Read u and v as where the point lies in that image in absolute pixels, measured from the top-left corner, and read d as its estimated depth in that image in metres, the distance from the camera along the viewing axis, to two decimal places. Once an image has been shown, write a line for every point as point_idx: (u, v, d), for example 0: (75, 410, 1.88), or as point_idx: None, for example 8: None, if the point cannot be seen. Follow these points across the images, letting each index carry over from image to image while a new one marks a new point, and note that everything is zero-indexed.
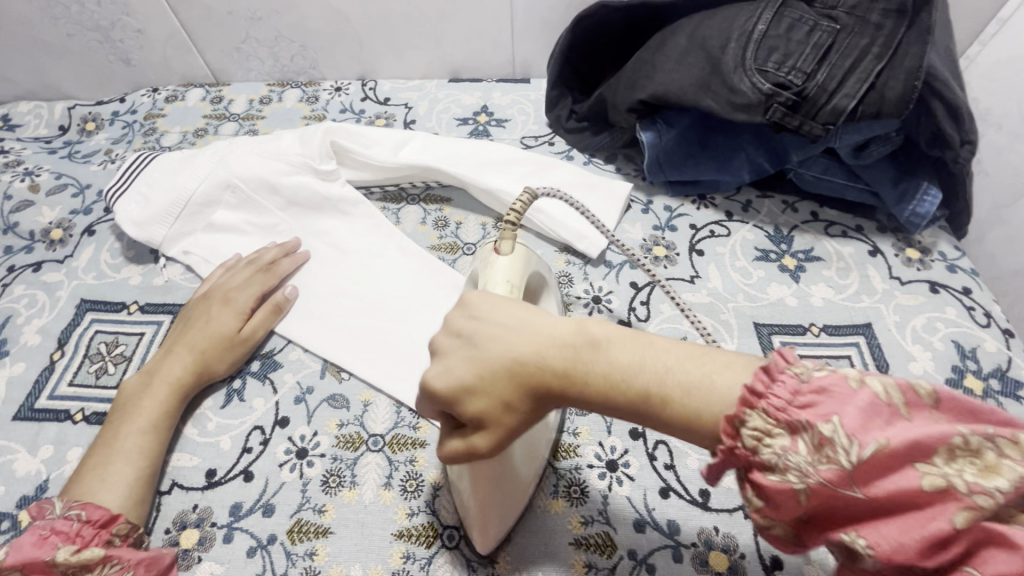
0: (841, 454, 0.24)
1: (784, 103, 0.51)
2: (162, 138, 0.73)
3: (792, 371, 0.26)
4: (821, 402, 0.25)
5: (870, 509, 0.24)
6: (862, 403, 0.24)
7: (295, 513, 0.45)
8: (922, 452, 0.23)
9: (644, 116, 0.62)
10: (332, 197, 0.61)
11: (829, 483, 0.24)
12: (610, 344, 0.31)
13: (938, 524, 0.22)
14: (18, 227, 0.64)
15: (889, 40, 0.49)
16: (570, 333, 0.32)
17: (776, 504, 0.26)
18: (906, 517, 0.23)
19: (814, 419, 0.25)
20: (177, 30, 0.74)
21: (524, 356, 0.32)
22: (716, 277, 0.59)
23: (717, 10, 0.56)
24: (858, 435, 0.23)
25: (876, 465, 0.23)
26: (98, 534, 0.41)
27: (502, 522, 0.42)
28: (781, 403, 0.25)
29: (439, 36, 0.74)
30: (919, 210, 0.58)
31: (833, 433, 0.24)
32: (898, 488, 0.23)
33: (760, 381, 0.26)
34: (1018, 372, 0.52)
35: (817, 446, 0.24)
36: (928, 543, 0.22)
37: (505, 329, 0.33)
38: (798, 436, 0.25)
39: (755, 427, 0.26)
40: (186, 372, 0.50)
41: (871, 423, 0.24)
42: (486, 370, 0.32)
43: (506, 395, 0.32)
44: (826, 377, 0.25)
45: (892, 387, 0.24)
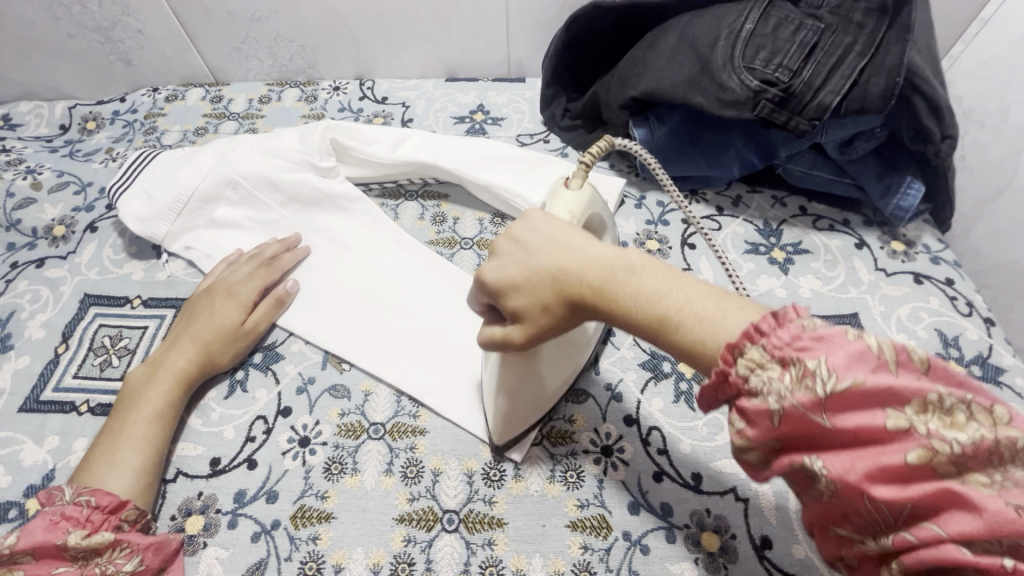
0: (820, 385, 0.25)
1: (772, 99, 0.53)
2: (162, 137, 0.74)
3: (799, 321, 0.27)
4: (817, 346, 0.26)
5: (836, 439, 0.25)
6: (853, 349, 0.25)
7: (298, 500, 0.46)
8: (895, 398, 0.24)
9: (636, 113, 0.63)
10: (332, 193, 0.62)
11: (802, 408, 0.25)
12: (642, 273, 0.33)
13: (893, 460, 0.23)
14: (20, 224, 0.65)
15: (871, 37, 0.50)
16: (611, 257, 0.34)
17: (753, 424, 0.27)
18: (865, 450, 0.24)
19: (804, 354, 0.26)
20: (177, 30, 0.75)
21: (565, 269, 0.35)
22: (708, 270, 0.60)
23: (706, 9, 0.57)
24: (839, 371, 0.24)
25: (850, 400, 0.24)
26: (107, 519, 0.42)
27: (520, 425, 0.47)
28: (780, 342, 0.26)
29: (435, 36, 0.75)
30: (903, 204, 0.59)
31: (818, 367, 0.25)
32: (866, 424, 0.24)
33: (766, 322, 0.27)
34: (998, 359, 0.53)
35: (801, 378, 0.25)
36: (882, 475, 0.24)
37: (556, 242, 0.36)
38: (787, 368, 0.26)
39: (750, 358, 0.27)
40: (190, 363, 0.51)
41: (856, 365, 0.24)
42: (531, 273, 0.35)
43: (543, 298, 0.35)
44: (829, 328, 0.26)
45: (887, 343, 0.25)
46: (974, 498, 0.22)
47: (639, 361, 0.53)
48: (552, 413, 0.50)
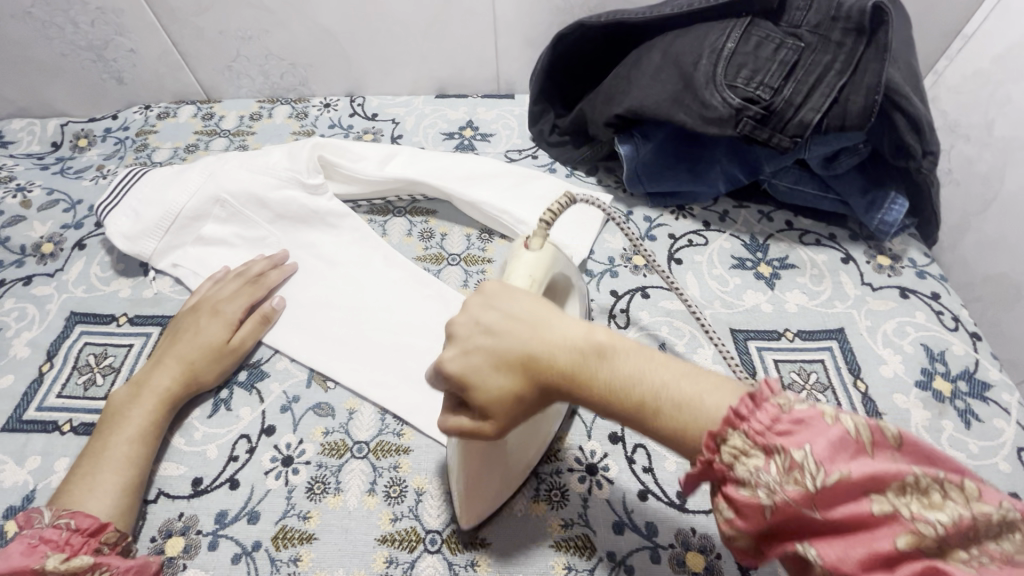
0: (807, 475, 0.25)
1: (754, 116, 0.53)
2: (153, 154, 0.75)
3: (776, 400, 0.27)
4: (796, 431, 0.26)
5: (825, 529, 0.25)
6: (832, 435, 0.25)
7: (280, 520, 0.46)
8: (879, 485, 0.24)
9: (622, 130, 0.64)
10: (320, 210, 0.63)
11: (791, 500, 0.25)
12: (612, 355, 0.33)
13: (884, 548, 0.23)
14: (9, 241, 0.65)
15: (850, 56, 0.51)
16: (581, 339, 0.34)
17: (743, 516, 0.27)
18: (857, 537, 0.24)
19: (788, 443, 0.26)
20: (169, 49, 0.76)
21: (535, 354, 0.34)
22: (694, 285, 0.60)
23: (689, 28, 0.58)
24: (824, 462, 0.25)
25: (838, 491, 0.24)
26: (87, 543, 0.42)
27: (489, 502, 0.44)
28: (761, 427, 0.27)
29: (425, 53, 0.76)
30: (888, 218, 0.60)
31: (804, 459, 0.25)
32: (854, 513, 0.24)
33: (744, 406, 0.28)
34: (985, 374, 0.53)
35: (787, 468, 0.26)
36: (876, 564, 0.24)
37: (520, 321, 0.35)
38: (772, 458, 0.26)
39: (734, 446, 0.27)
40: (174, 382, 0.50)
41: (838, 454, 0.25)
42: (501, 363, 0.34)
43: (514, 387, 0.34)
44: (805, 411, 0.26)
45: (861, 425, 0.25)
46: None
47: None
48: None
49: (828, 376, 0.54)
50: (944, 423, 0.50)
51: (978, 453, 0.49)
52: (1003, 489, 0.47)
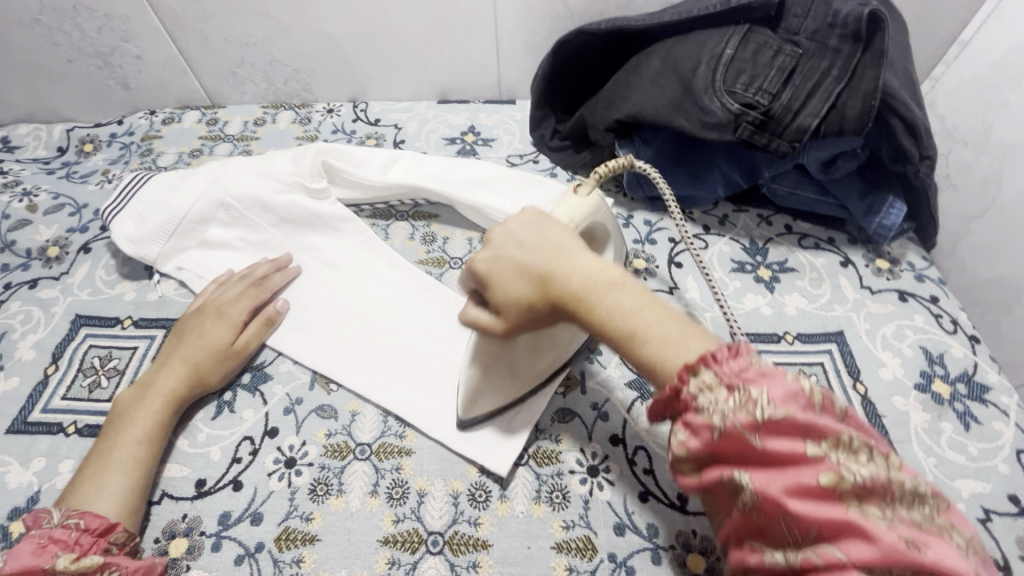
0: (760, 410, 0.28)
1: (752, 122, 0.54)
2: (158, 158, 0.76)
3: (748, 355, 0.30)
4: (760, 378, 0.29)
5: (761, 459, 0.28)
6: (790, 387, 0.28)
7: (283, 522, 0.46)
8: (816, 433, 0.27)
9: (621, 135, 0.65)
10: (323, 214, 0.63)
11: (740, 426, 0.28)
12: (618, 291, 0.35)
13: (808, 484, 0.27)
14: (15, 245, 0.66)
15: (847, 62, 0.52)
16: (594, 269, 0.36)
17: (694, 436, 0.30)
18: (784, 471, 0.28)
19: (750, 384, 0.29)
20: (174, 56, 0.77)
21: (549, 272, 0.37)
22: (694, 288, 0.61)
23: (688, 35, 0.59)
24: (778, 404, 0.28)
25: (782, 428, 0.28)
26: (96, 543, 0.42)
27: (491, 401, 0.49)
28: (729, 370, 0.30)
29: (427, 60, 0.77)
30: (886, 222, 0.60)
31: (761, 397, 0.28)
32: (790, 451, 0.27)
33: (721, 352, 0.30)
34: (984, 376, 0.54)
35: (743, 403, 0.29)
36: (798, 495, 0.27)
37: (547, 244, 0.38)
38: (733, 393, 0.29)
39: (703, 380, 0.30)
40: (180, 383, 0.51)
41: (791, 401, 0.28)
42: (522, 273, 0.38)
43: (525, 297, 0.38)
44: (772, 367, 0.30)
45: (817, 389, 0.29)
46: (871, 530, 0.25)
47: (625, 380, 0.53)
48: (537, 433, 0.50)
49: (828, 379, 0.54)
50: (943, 425, 0.51)
51: (977, 456, 0.49)
52: (1003, 491, 0.47)
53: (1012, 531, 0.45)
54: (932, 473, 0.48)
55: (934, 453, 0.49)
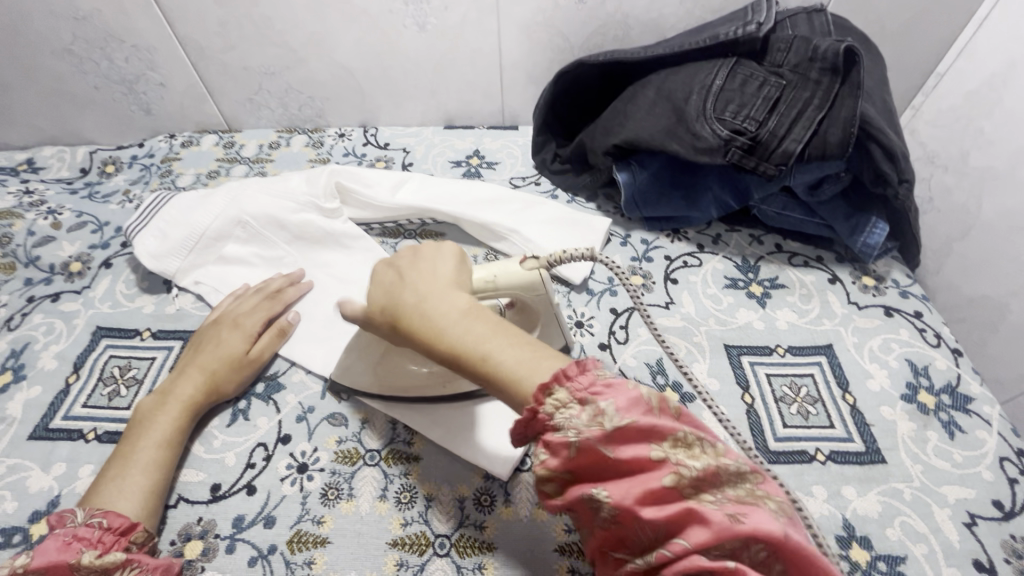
0: (609, 422, 0.30)
1: (741, 146, 0.58)
2: (177, 179, 0.79)
3: (596, 370, 0.32)
4: (606, 389, 0.31)
5: (614, 470, 0.30)
6: (632, 395, 0.30)
7: (295, 525, 0.48)
8: (658, 435, 0.30)
9: (619, 158, 0.68)
10: (335, 232, 0.66)
11: (595, 442, 0.30)
12: (468, 317, 0.37)
13: (655, 486, 0.29)
14: (39, 260, 0.68)
15: (827, 92, 0.56)
16: (457, 300, 0.38)
17: (555, 456, 0.32)
18: (637, 478, 0.30)
19: (598, 397, 0.31)
20: (196, 83, 0.81)
21: (417, 297, 0.39)
22: (690, 303, 0.64)
23: (681, 66, 0.63)
24: (624, 413, 0.30)
25: (628, 437, 0.30)
26: (117, 541, 0.43)
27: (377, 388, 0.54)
28: (581, 385, 0.31)
29: (435, 88, 0.81)
30: (869, 241, 0.63)
31: (608, 408, 0.30)
32: (639, 456, 0.30)
33: (573, 369, 0.32)
34: (967, 388, 0.56)
35: (594, 416, 0.30)
36: (648, 500, 0.29)
37: (426, 273, 0.41)
38: (584, 407, 0.31)
39: (557, 399, 0.31)
40: (197, 390, 0.53)
41: (634, 408, 0.30)
42: (395, 291, 0.41)
43: (391, 311, 0.41)
44: (616, 378, 0.31)
45: (655, 393, 0.31)
46: (705, 514, 0.28)
47: None
48: None
49: (818, 390, 0.57)
50: (929, 433, 0.53)
51: (962, 463, 0.51)
52: (987, 497, 0.49)
53: (997, 534, 0.47)
54: (919, 480, 0.50)
55: (921, 460, 0.51)
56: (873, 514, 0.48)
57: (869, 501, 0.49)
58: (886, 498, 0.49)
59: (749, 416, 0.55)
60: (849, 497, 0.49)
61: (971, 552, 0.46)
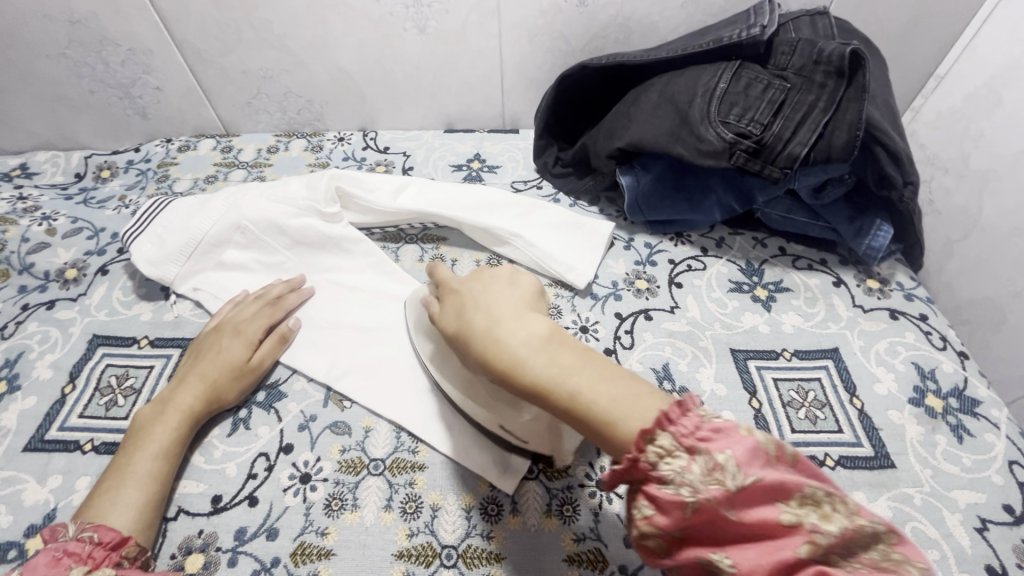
0: (730, 480, 0.29)
1: (746, 149, 0.57)
2: (174, 184, 0.78)
3: (698, 412, 0.32)
4: (716, 438, 0.31)
5: (737, 533, 0.30)
6: (749, 445, 0.30)
7: (298, 536, 0.47)
8: (785, 494, 0.29)
9: (622, 162, 0.68)
10: (336, 237, 0.66)
11: (715, 502, 0.30)
12: (551, 350, 0.39)
13: (787, 554, 0.29)
14: (33, 267, 0.67)
15: (832, 96, 0.55)
16: (533, 332, 0.40)
17: (663, 513, 0.32)
18: (764, 544, 0.30)
19: (711, 448, 0.30)
20: (193, 87, 0.80)
21: (488, 325, 0.42)
22: (695, 307, 0.63)
23: (684, 70, 0.63)
24: (744, 467, 0.29)
25: (752, 497, 0.29)
26: (108, 556, 0.42)
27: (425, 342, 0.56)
28: (686, 431, 0.31)
29: (435, 92, 0.80)
30: (874, 244, 0.63)
31: (725, 462, 0.30)
32: (766, 519, 0.29)
33: (674, 410, 0.32)
34: (974, 391, 0.56)
35: (709, 471, 0.30)
36: (779, 569, 0.29)
37: (500, 301, 0.44)
38: (695, 459, 0.30)
39: (661, 447, 0.32)
40: (197, 400, 0.52)
41: (754, 461, 0.29)
42: (468, 313, 0.44)
43: (460, 333, 0.44)
44: (724, 423, 0.31)
45: (772, 442, 0.30)
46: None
47: None
48: None
49: (825, 394, 0.56)
50: (937, 437, 0.53)
51: (971, 467, 0.51)
52: (997, 501, 0.49)
53: (1009, 539, 0.47)
54: (929, 485, 0.50)
55: (930, 464, 0.51)
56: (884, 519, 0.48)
57: (880, 507, 0.49)
58: (897, 503, 0.49)
59: (756, 421, 0.54)
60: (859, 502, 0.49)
61: (983, 558, 0.46)
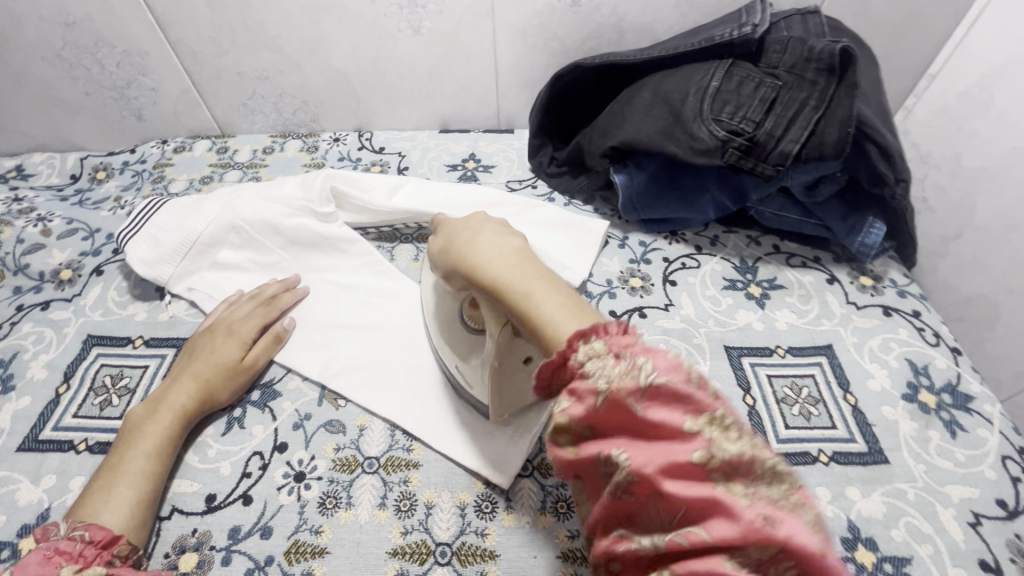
0: (643, 379, 0.30)
1: (738, 147, 0.58)
2: (169, 185, 0.78)
3: (633, 334, 0.33)
4: (644, 350, 0.32)
5: (642, 432, 0.30)
6: (672, 360, 0.31)
7: (293, 535, 0.47)
8: (693, 407, 0.29)
9: (616, 160, 0.68)
10: (331, 236, 0.66)
11: (625, 394, 0.31)
12: (516, 259, 0.40)
13: (681, 458, 0.29)
14: (28, 268, 0.67)
15: (823, 93, 0.56)
16: (504, 245, 0.41)
17: (580, 404, 0.33)
18: (662, 447, 0.30)
19: (637, 354, 0.31)
20: (189, 89, 0.80)
21: (467, 237, 0.44)
22: (689, 304, 0.63)
23: (677, 68, 0.63)
24: (661, 372, 0.30)
25: (661, 399, 0.30)
26: (99, 555, 0.42)
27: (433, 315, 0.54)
28: (616, 340, 0.33)
29: (430, 92, 0.81)
30: (867, 241, 0.63)
31: (645, 365, 0.31)
32: (668, 423, 0.30)
33: (614, 326, 0.33)
34: (967, 386, 0.56)
35: (628, 369, 0.31)
36: (672, 470, 0.29)
37: (486, 222, 0.46)
38: (618, 361, 0.32)
39: (592, 348, 0.33)
40: (190, 399, 0.52)
41: (672, 372, 0.30)
42: (456, 228, 0.46)
43: (444, 244, 0.46)
44: (655, 344, 0.32)
45: (695, 369, 0.31)
46: (732, 501, 0.27)
47: None
48: (543, 445, 0.52)
49: (819, 390, 0.56)
50: (930, 433, 0.53)
51: (964, 462, 0.51)
52: (990, 496, 0.49)
53: (1002, 534, 0.47)
54: (922, 480, 0.50)
55: (923, 460, 0.51)
56: (878, 515, 0.48)
57: (873, 502, 0.49)
58: (890, 498, 0.49)
59: (750, 418, 0.54)
60: (852, 498, 0.49)
61: (976, 552, 0.46)
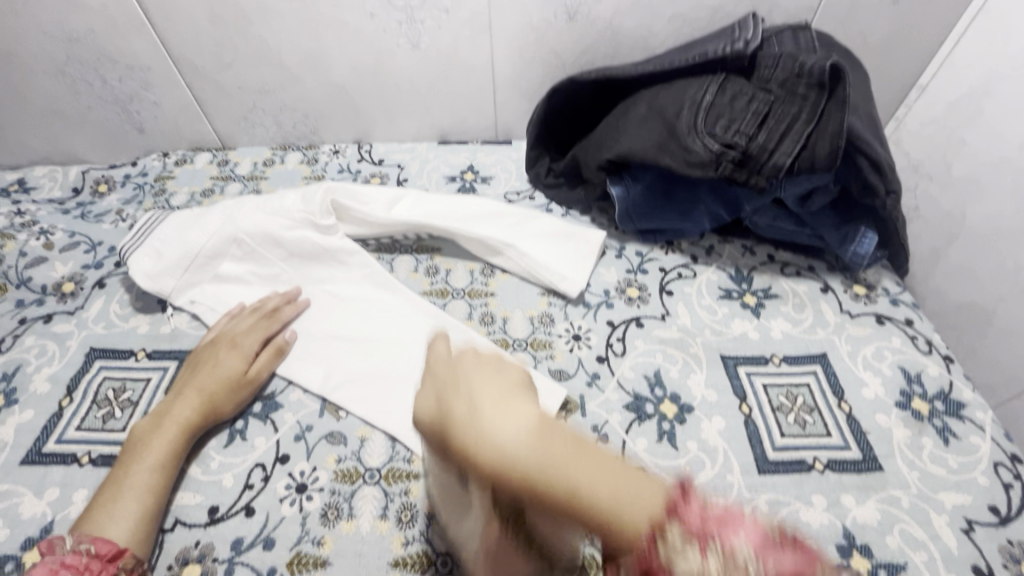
0: (746, 569, 0.26)
1: (732, 160, 0.59)
2: (171, 198, 0.79)
3: (699, 501, 0.29)
4: (723, 526, 0.27)
5: None
6: (757, 529, 0.27)
7: (295, 546, 0.47)
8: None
9: (612, 173, 0.70)
10: (331, 248, 0.66)
11: None
12: (543, 437, 0.30)
13: None
14: (31, 281, 0.68)
15: (814, 107, 0.57)
16: (519, 422, 0.31)
17: None
18: None
19: (722, 536, 0.27)
20: (190, 102, 0.81)
21: (465, 414, 0.33)
22: (685, 314, 0.64)
23: (671, 83, 0.64)
24: (759, 553, 0.26)
25: None
26: (105, 569, 0.42)
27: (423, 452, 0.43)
28: (692, 523, 0.27)
29: (428, 105, 0.82)
30: (859, 250, 0.65)
31: (739, 547, 0.26)
32: None
33: (677, 500, 0.28)
34: (959, 394, 0.57)
35: (724, 559, 0.26)
36: None
37: (482, 388, 0.34)
38: (709, 552, 0.26)
39: (671, 543, 0.27)
40: (193, 412, 0.53)
41: (767, 545, 0.26)
42: (445, 398, 0.35)
43: (438, 417, 0.35)
44: (728, 510, 0.28)
45: (775, 526, 0.28)
46: None
47: (623, 403, 0.57)
48: None
49: (814, 398, 0.57)
50: (923, 440, 0.54)
51: (957, 469, 0.52)
52: (983, 502, 0.50)
53: (995, 540, 0.48)
54: (916, 487, 0.51)
55: (917, 467, 0.52)
56: (872, 522, 0.49)
57: (868, 509, 0.50)
58: (885, 505, 0.50)
59: (747, 427, 0.55)
60: (847, 505, 0.50)
61: (969, 558, 0.47)
